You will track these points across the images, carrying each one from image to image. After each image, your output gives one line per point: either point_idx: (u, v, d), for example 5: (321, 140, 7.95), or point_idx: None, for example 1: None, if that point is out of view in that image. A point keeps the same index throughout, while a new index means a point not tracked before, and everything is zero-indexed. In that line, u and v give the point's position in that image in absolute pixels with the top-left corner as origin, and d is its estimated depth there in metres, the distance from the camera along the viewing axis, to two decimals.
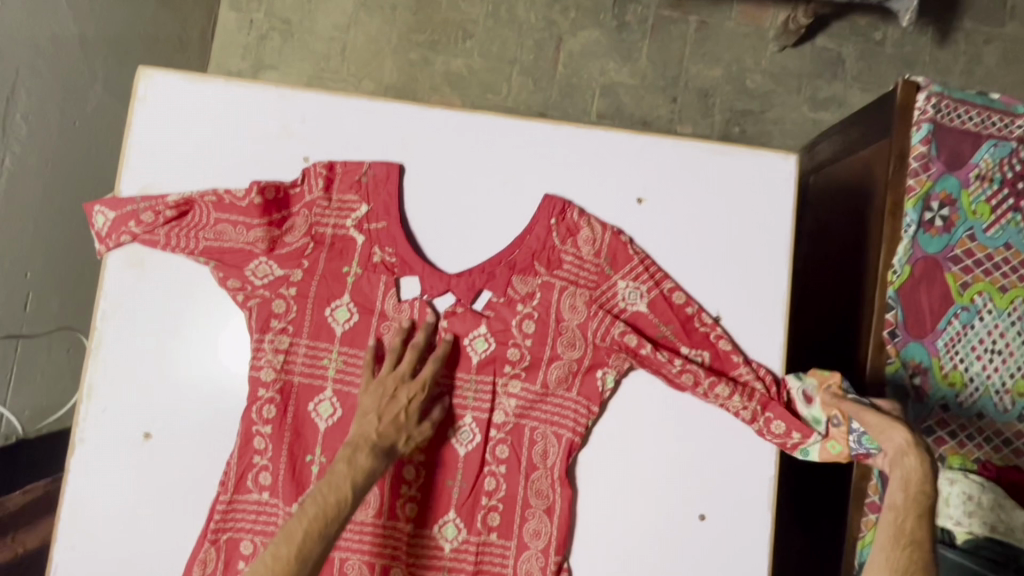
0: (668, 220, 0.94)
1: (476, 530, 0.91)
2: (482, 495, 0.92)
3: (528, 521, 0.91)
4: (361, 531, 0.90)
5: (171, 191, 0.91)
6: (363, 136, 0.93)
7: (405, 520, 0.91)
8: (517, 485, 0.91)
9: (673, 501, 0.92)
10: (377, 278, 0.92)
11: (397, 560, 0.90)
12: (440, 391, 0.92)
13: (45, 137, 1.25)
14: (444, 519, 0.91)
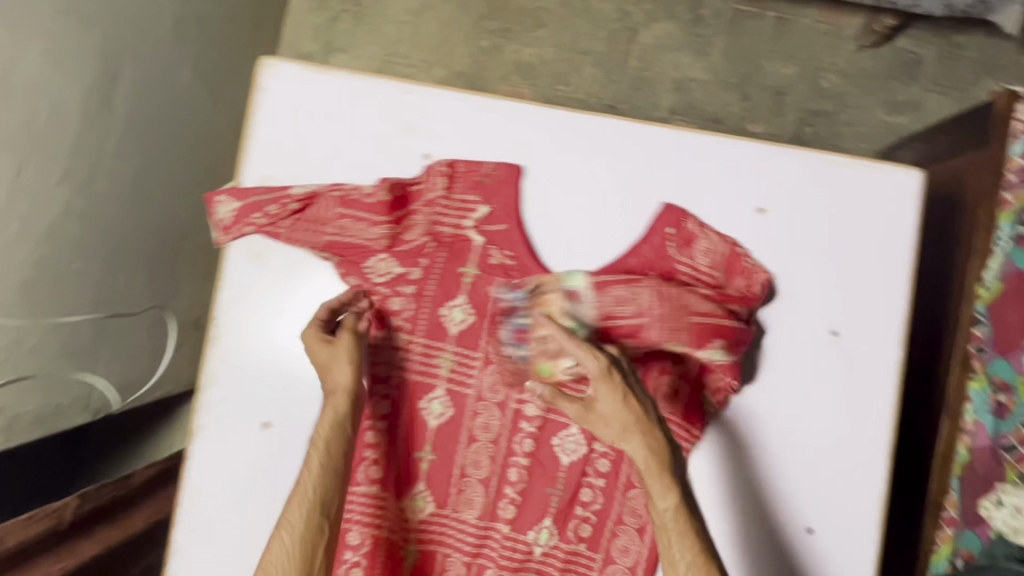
0: (788, 232, 0.92)
1: (567, 538, 0.94)
2: (577, 506, 0.93)
3: (618, 538, 0.93)
4: (463, 527, 0.95)
5: (293, 184, 0.91)
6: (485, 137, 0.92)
7: (505, 521, 0.95)
8: (612, 501, 0.93)
9: (775, 521, 0.92)
10: (495, 282, 0.92)
11: (492, 559, 0.95)
12: (546, 401, 0.92)
13: (140, 119, 1.25)
14: (541, 525, 0.94)
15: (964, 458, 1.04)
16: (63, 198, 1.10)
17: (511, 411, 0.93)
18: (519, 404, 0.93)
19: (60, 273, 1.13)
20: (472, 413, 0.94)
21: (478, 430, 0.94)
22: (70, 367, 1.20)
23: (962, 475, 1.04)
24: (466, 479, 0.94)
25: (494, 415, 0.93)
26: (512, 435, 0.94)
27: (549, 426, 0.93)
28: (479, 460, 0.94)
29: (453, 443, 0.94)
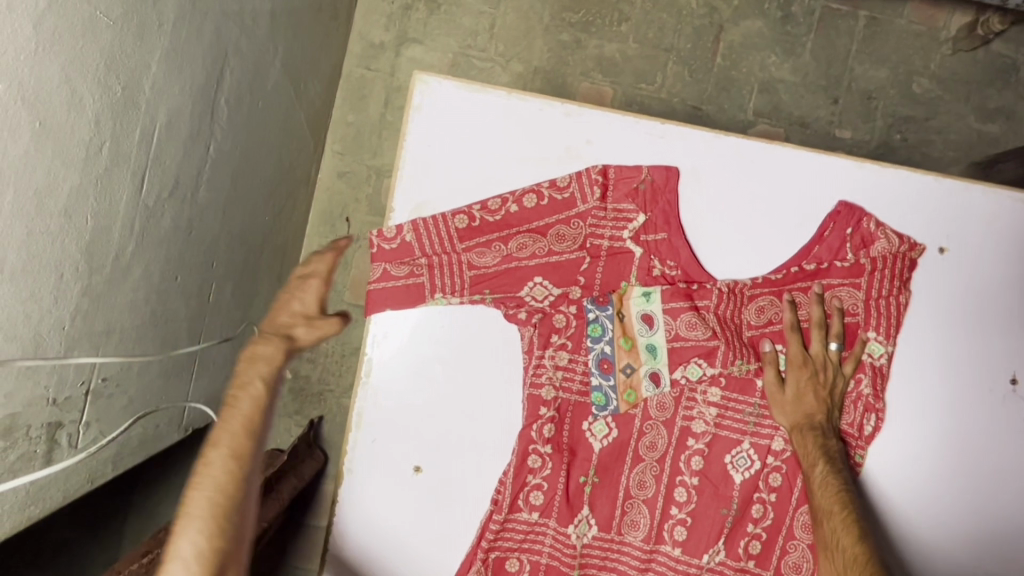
0: (968, 272, 0.87)
1: (736, 555, 0.86)
2: (748, 522, 0.86)
3: (790, 554, 0.87)
4: (626, 554, 0.85)
5: (446, 212, 0.84)
6: (651, 160, 0.85)
7: (672, 544, 0.86)
8: (785, 513, 0.86)
9: (964, 540, 0.87)
10: (676, 302, 0.84)
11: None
12: (717, 417, 0.85)
13: (236, 117, 1.17)
14: (713, 547, 0.85)
15: None
16: (172, 212, 1.01)
17: (678, 428, 0.85)
18: (687, 421, 0.85)
19: (166, 289, 1.05)
20: (639, 433, 0.84)
21: (644, 450, 0.85)
22: (167, 392, 1.12)
23: None
24: (629, 500, 0.85)
25: (660, 434, 0.85)
26: (678, 453, 0.85)
27: (719, 442, 0.85)
28: (643, 480, 0.85)
29: (618, 465, 0.85)
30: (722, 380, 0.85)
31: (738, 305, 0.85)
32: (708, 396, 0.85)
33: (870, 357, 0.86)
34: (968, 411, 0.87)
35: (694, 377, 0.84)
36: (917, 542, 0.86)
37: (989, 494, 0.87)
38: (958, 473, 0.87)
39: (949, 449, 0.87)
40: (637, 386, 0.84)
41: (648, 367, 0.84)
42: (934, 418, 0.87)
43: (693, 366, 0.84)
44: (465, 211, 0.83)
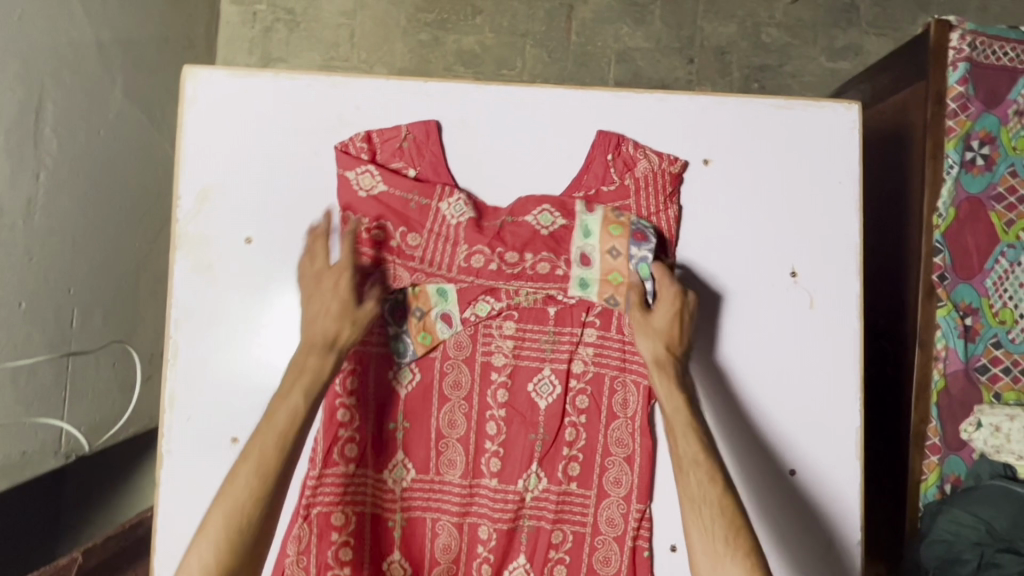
0: (734, 179, 0.93)
1: (557, 479, 0.94)
2: (563, 445, 0.95)
3: (609, 470, 0.94)
4: (446, 493, 0.94)
5: (230, 191, 0.88)
6: (412, 117, 0.91)
7: (490, 476, 0.95)
8: (597, 434, 0.95)
9: (760, 431, 0.92)
10: (475, 241, 0.90)
11: (482, 517, 0.94)
12: (515, 349, 0.94)
13: (71, 148, 1.21)
14: (527, 472, 0.94)
15: (940, 384, 1.32)
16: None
17: (480, 364, 0.94)
18: (487, 356, 0.94)
19: (8, 318, 1.08)
20: (441, 373, 0.94)
21: (449, 389, 0.94)
22: (37, 412, 1.16)
23: (939, 401, 1.31)
24: (443, 441, 0.94)
25: (462, 372, 0.94)
26: (484, 388, 0.94)
27: (521, 372, 0.94)
28: (454, 419, 0.95)
29: (426, 407, 0.94)
30: (514, 315, 0.94)
31: (528, 236, 0.91)
32: (503, 330, 0.94)
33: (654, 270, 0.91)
34: (752, 312, 0.93)
35: (484, 313, 0.92)
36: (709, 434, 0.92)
37: (781, 383, 0.92)
38: (750, 368, 0.92)
39: (737, 348, 0.92)
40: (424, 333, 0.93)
41: (439, 309, 0.92)
42: (722, 322, 0.93)
43: (481, 304, 0.92)
44: (246, 196, 0.88)
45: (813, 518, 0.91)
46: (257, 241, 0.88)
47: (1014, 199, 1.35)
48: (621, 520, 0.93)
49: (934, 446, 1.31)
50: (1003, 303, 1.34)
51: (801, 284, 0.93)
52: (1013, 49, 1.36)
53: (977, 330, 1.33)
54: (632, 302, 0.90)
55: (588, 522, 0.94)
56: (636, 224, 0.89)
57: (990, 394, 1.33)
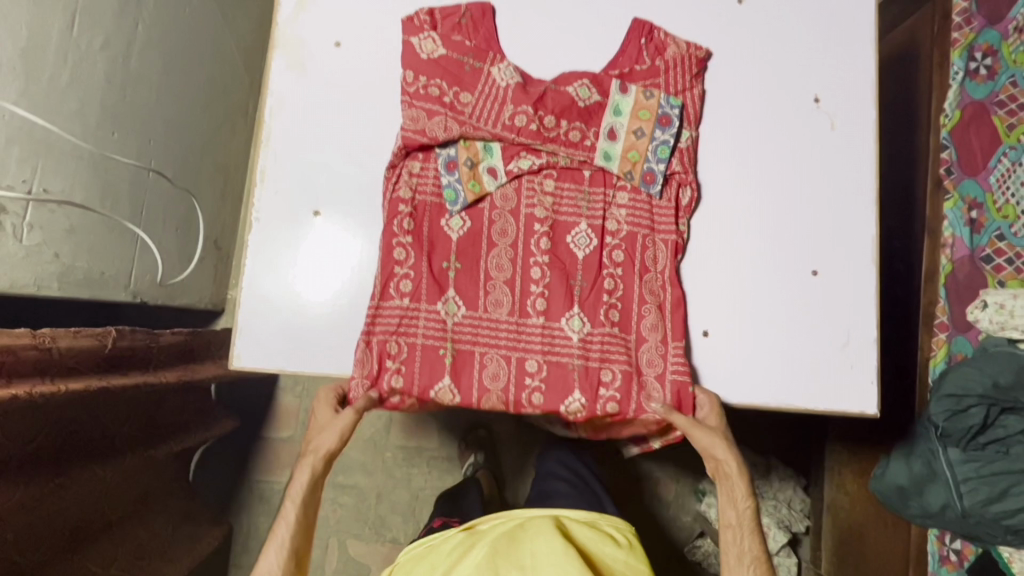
0: (764, 15, 1.05)
1: (601, 322, 0.97)
2: (604, 293, 0.98)
3: (645, 317, 0.98)
4: (496, 328, 0.96)
5: (327, 3, 1.01)
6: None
7: (537, 316, 0.97)
8: (633, 285, 0.99)
9: (787, 255, 1.01)
10: (521, 101, 0.97)
11: (531, 352, 0.96)
12: (555, 204, 1.00)
13: (162, 13, 1.35)
14: (571, 313, 0.98)
15: (947, 269, 1.43)
16: (104, 64, 1.17)
17: (524, 216, 1.00)
18: (530, 209, 1.00)
19: (103, 141, 1.19)
20: (490, 222, 0.99)
21: (497, 235, 0.99)
22: (116, 239, 1.27)
23: (947, 284, 1.43)
24: (490, 282, 0.98)
25: (509, 222, 0.99)
26: (528, 237, 0.99)
27: (560, 225, 1.00)
28: (501, 263, 0.98)
29: (476, 250, 0.98)
30: (553, 174, 1.01)
31: (569, 101, 0.98)
32: (544, 185, 1.01)
33: (678, 142, 1.01)
34: (777, 135, 1.03)
35: (526, 167, 0.99)
36: (740, 248, 1.01)
37: (808, 199, 1.02)
38: (778, 187, 1.02)
39: (766, 167, 1.03)
40: (469, 187, 0.99)
41: (487, 163, 0.99)
42: (754, 141, 1.03)
43: (524, 160, 0.99)
44: (335, 6, 1.01)
45: (831, 323, 1.00)
46: (346, 45, 1.00)
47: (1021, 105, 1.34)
48: (658, 361, 0.97)
49: (942, 324, 1.42)
50: (1005, 199, 1.33)
51: (823, 108, 1.04)
52: None
53: (980, 224, 1.38)
54: (644, 178, 1.00)
55: (631, 361, 0.97)
56: (663, 109, 1.00)
57: (995, 280, 1.37)
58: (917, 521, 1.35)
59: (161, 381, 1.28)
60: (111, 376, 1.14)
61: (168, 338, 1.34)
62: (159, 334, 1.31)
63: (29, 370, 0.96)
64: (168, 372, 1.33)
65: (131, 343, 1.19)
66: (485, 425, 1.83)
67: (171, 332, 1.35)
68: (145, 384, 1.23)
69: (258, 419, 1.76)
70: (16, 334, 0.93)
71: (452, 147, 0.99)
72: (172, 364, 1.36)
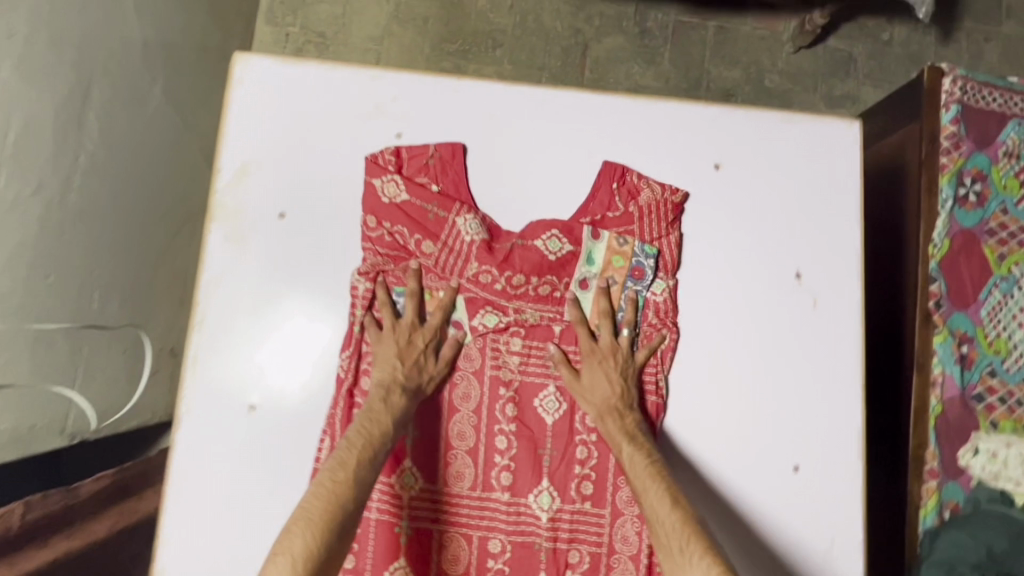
0: (741, 182, 0.99)
1: (570, 498, 0.98)
2: (575, 464, 0.98)
3: (620, 489, 0.99)
4: (459, 503, 0.98)
5: (270, 172, 0.93)
6: (438, 138, 0.97)
7: (502, 490, 0.99)
8: (606, 453, 0.99)
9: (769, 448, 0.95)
10: (485, 260, 0.95)
11: (495, 529, 0.98)
12: (521, 365, 0.98)
13: (112, 137, 1.28)
14: (539, 488, 0.98)
15: (938, 409, 1.34)
16: (37, 209, 1.09)
17: (489, 378, 0.98)
18: (495, 371, 0.98)
19: (34, 288, 1.11)
20: (451, 384, 0.98)
21: (458, 400, 0.98)
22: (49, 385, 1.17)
23: (938, 426, 1.33)
24: (453, 452, 0.98)
25: (472, 385, 0.98)
26: (493, 403, 0.98)
27: (527, 389, 0.99)
28: (464, 430, 0.98)
29: (437, 420, 0.98)
30: (520, 331, 0.98)
31: (538, 258, 0.96)
32: (510, 345, 0.98)
33: (653, 295, 0.97)
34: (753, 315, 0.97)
35: (491, 324, 0.97)
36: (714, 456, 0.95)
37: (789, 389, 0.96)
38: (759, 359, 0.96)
39: (741, 352, 0.97)
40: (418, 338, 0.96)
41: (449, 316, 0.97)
42: (729, 326, 0.97)
43: (489, 316, 0.97)
44: (278, 174, 0.94)
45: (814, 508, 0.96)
46: (290, 217, 0.93)
47: (1007, 237, 1.41)
48: (634, 538, 0.98)
49: (933, 471, 1.31)
50: (996, 332, 1.38)
51: (804, 285, 0.97)
52: (1000, 95, 1.45)
53: (972, 359, 1.37)
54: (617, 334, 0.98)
55: (602, 542, 0.98)
56: (638, 259, 0.97)
57: (987, 421, 1.34)
58: None
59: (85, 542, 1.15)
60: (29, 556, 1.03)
61: (90, 486, 1.21)
62: (77, 486, 1.18)
63: None
64: (96, 525, 1.20)
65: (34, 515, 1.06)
66: None
67: (92, 481, 1.22)
68: (69, 552, 1.11)
69: None
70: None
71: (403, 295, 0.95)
72: (102, 511, 1.23)
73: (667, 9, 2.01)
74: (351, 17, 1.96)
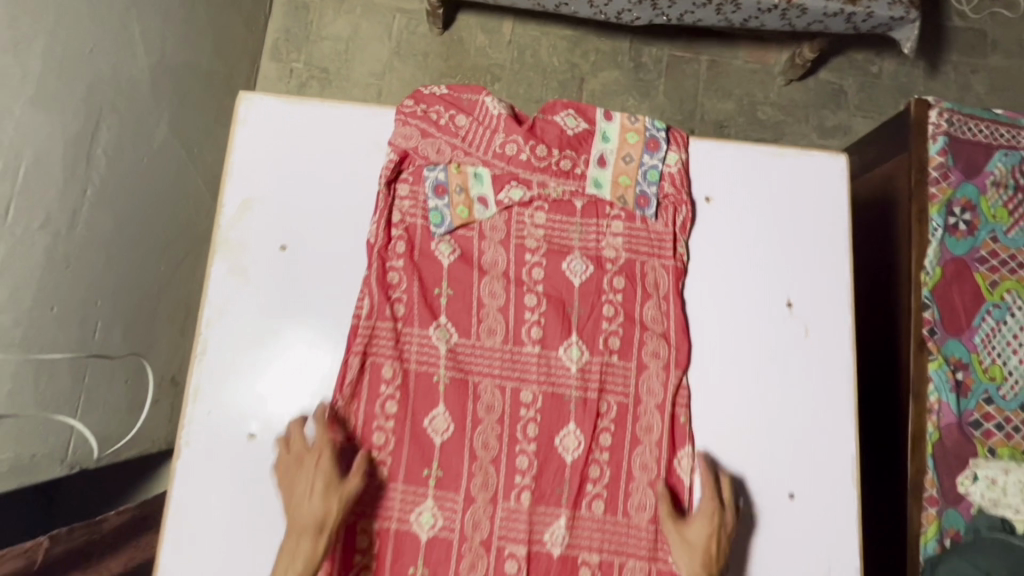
0: (735, 211, 1.02)
1: (599, 351, 0.99)
2: (602, 320, 1.00)
3: (647, 343, 0.99)
4: (489, 356, 0.98)
5: (272, 205, 0.96)
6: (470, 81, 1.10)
7: (533, 345, 0.99)
8: (633, 311, 1.00)
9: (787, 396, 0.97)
10: (512, 131, 1.00)
11: (527, 381, 0.98)
12: (546, 235, 1.01)
13: (117, 171, 1.31)
14: (569, 342, 0.99)
15: (934, 436, 1.35)
16: (45, 242, 1.12)
17: (515, 246, 1.01)
18: (520, 239, 1.01)
19: (39, 319, 1.13)
20: (479, 250, 1.00)
21: (487, 265, 1.00)
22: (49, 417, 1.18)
23: (934, 453, 1.34)
24: (483, 309, 0.99)
25: (500, 252, 1.00)
26: (520, 266, 1.00)
27: (554, 253, 1.01)
28: (494, 291, 0.99)
29: (467, 277, 0.99)
30: (544, 205, 1.01)
31: (559, 131, 1.02)
32: (535, 217, 1.01)
33: (667, 167, 1.02)
34: (753, 324, 0.99)
35: (517, 198, 1.00)
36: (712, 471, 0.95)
37: (790, 391, 0.97)
38: (753, 292, 1.00)
39: (749, 363, 0.98)
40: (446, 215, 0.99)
41: (476, 192, 1.00)
42: (728, 354, 0.99)
43: (514, 190, 1.00)
44: (281, 208, 0.96)
45: (819, 417, 0.96)
46: (291, 249, 0.95)
47: (996, 263, 1.43)
48: (660, 388, 0.98)
49: (931, 498, 1.32)
50: (991, 359, 1.39)
51: (796, 314, 0.99)
52: (987, 127, 1.49)
53: (968, 386, 1.38)
54: (638, 201, 1.01)
55: (630, 393, 0.98)
56: (650, 132, 1.03)
57: (985, 448, 1.35)
58: None
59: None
60: None
61: (113, 520, 1.16)
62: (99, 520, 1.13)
63: None
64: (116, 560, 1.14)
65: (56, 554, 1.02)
66: None
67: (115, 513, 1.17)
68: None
69: None
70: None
71: (442, 168, 1.00)
72: (116, 549, 1.15)
73: (661, 45, 2.07)
74: (353, 53, 2.02)
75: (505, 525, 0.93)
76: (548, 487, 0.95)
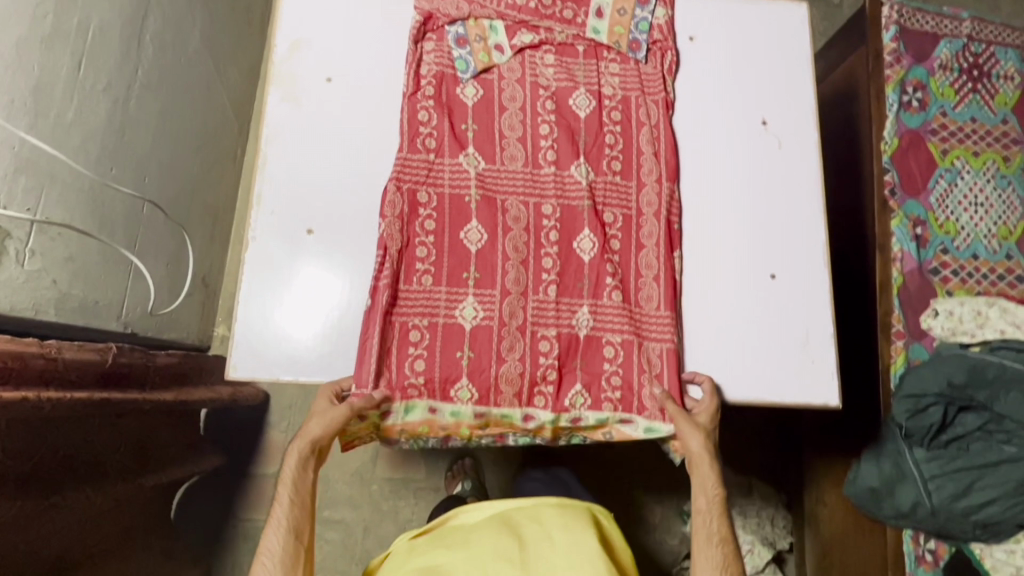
0: (713, 47, 1.22)
1: (604, 173, 1.15)
2: (606, 146, 1.16)
3: (644, 165, 1.15)
4: (513, 177, 1.13)
5: (317, 46, 1.16)
6: None
7: (549, 167, 1.14)
8: (632, 139, 1.16)
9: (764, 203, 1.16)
10: None
11: (546, 198, 1.12)
12: (555, 75, 1.17)
13: (161, 62, 1.44)
14: (579, 162, 1.14)
15: (899, 281, 1.51)
16: (106, 105, 1.25)
17: (530, 84, 1.17)
18: (534, 78, 1.17)
19: (103, 176, 1.26)
20: (500, 89, 1.16)
21: (507, 101, 1.15)
22: (109, 272, 1.30)
23: (900, 294, 1.50)
24: (505, 140, 1.14)
25: (517, 89, 1.16)
26: (534, 103, 1.16)
27: (562, 92, 1.17)
28: (513, 125, 1.15)
29: (488, 114, 1.15)
30: (552, 49, 1.19)
31: None
32: (545, 59, 1.18)
33: (656, 20, 1.21)
34: (733, 143, 1.18)
35: (527, 42, 1.17)
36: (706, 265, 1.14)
37: (766, 200, 1.16)
38: (726, 117, 1.19)
39: (732, 177, 1.17)
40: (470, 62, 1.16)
41: (493, 40, 1.17)
42: (712, 170, 1.17)
43: (525, 36, 1.17)
44: (324, 52, 1.16)
45: (790, 217, 1.16)
46: (335, 80, 1.15)
47: (941, 134, 1.62)
48: (656, 199, 1.14)
49: (899, 332, 1.48)
50: (945, 216, 1.56)
51: (771, 131, 1.19)
52: (933, 19, 1.67)
53: (927, 239, 1.55)
54: (631, 46, 1.19)
55: (632, 207, 1.14)
56: None
57: (943, 291, 1.52)
58: (891, 522, 1.40)
59: (158, 400, 1.30)
60: (102, 393, 1.12)
61: (163, 360, 1.38)
62: (154, 354, 1.35)
63: (35, 380, 0.98)
64: (164, 392, 1.36)
65: (121, 360, 1.20)
66: (470, 454, 1.85)
67: (165, 354, 1.39)
68: (147, 400, 1.26)
69: (243, 458, 1.75)
70: (24, 343, 0.97)
71: (461, 24, 1.17)
72: (166, 384, 1.38)
73: None
74: None
75: (537, 313, 1.08)
76: (570, 282, 1.11)
